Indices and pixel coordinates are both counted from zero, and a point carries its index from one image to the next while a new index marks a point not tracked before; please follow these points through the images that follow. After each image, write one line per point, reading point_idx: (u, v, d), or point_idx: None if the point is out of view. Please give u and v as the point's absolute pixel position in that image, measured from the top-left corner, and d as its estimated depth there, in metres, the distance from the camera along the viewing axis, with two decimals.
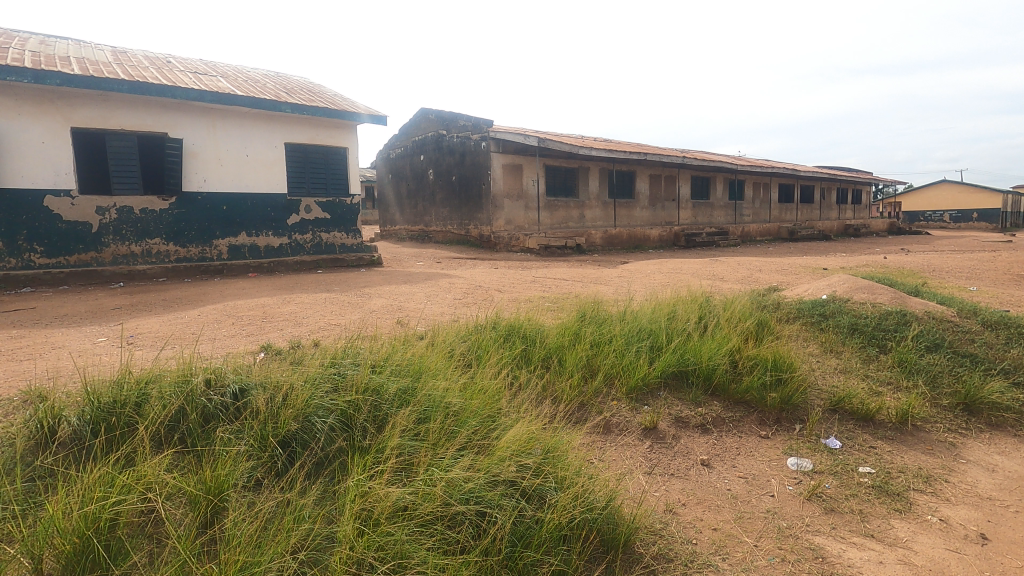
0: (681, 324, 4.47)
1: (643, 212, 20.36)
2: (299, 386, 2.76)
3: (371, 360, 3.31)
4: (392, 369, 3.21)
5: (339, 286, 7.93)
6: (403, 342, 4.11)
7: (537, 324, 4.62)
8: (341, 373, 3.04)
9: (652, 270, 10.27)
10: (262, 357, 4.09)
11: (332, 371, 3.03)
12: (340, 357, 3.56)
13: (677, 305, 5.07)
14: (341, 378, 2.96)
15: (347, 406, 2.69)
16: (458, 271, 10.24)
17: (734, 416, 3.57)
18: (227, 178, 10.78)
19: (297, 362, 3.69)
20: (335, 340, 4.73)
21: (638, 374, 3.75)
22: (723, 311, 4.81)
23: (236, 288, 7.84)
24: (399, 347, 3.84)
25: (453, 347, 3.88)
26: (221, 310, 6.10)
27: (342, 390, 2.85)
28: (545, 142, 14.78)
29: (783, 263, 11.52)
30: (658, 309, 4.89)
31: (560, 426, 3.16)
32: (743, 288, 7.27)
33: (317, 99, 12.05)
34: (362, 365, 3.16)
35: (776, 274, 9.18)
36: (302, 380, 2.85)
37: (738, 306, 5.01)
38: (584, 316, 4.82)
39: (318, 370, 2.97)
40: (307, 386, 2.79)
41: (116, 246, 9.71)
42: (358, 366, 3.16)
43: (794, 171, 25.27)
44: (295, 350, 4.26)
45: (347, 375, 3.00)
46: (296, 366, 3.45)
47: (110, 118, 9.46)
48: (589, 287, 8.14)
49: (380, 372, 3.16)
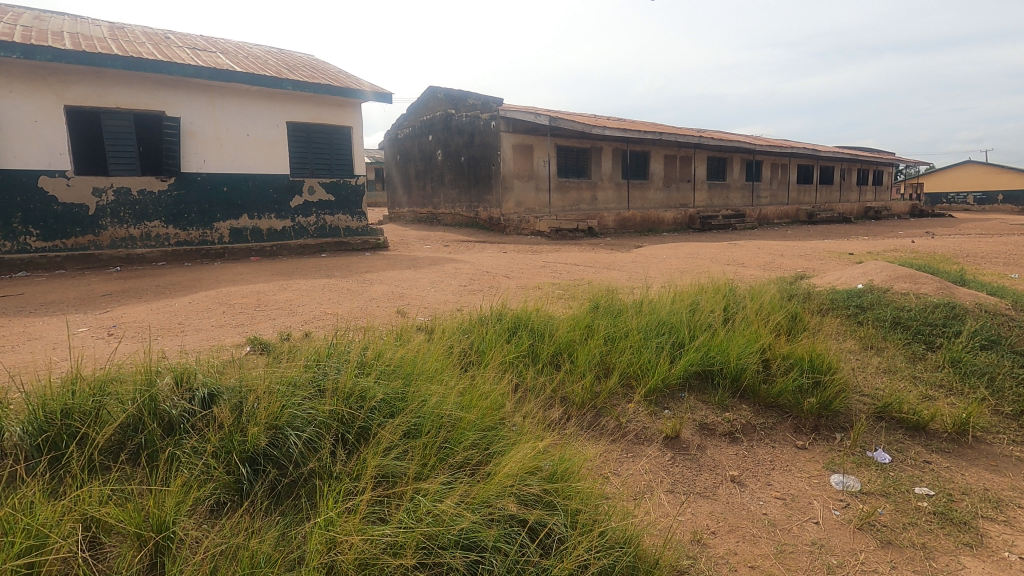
0: (705, 316, 4.09)
1: (656, 194, 19.77)
2: (275, 391, 2.43)
3: (363, 358, 2.98)
4: (386, 367, 2.89)
5: (340, 271, 7.60)
6: (402, 337, 3.79)
7: (546, 316, 4.26)
8: (325, 374, 2.70)
9: (668, 254, 9.81)
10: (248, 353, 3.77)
11: (315, 369, 2.71)
12: (328, 353, 3.22)
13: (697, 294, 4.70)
14: (325, 377, 2.65)
15: (328, 416, 2.36)
16: (465, 256, 9.86)
17: (766, 423, 3.20)
18: (228, 158, 10.44)
19: (282, 358, 3.37)
20: (327, 333, 4.39)
21: (658, 374, 3.38)
22: (748, 302, 4.44)
23: (232, 273, 7.53)
24: (397, 343, 3.53)
25: (453, 344, 3.55)
26: (213, 297, 5.78)
27: (324, 395, 2.52)
28: (557, 121, 14.25)
29: (805, 248, 10.96)
30: (677, 300, 4.52)
31: (570, 438, 2.83)
32: (766, 275, 6.83)
33: (320, 76, 11.62)
34: (352, 363, 2.84)
35: (800, 260, 8.69)
36: (279, 382, 2.53)
37: (764, 296, 4.62)
38: (596, 308, 4.47)
39: (298, 370, 2.64)
40: (284, 390, 2.47)
41: (114, 229, 9.44)
42: (346, 364, 2.83)
43: (813, 151, 24.43)
44: (283, 345, 3.93)
45: (331, 376, 2.67)
46: (278, 364, 3.13)
47: (105, 96, 9.14)
48: (601, 274, 7.72)
49: (371, 372, 2.83)
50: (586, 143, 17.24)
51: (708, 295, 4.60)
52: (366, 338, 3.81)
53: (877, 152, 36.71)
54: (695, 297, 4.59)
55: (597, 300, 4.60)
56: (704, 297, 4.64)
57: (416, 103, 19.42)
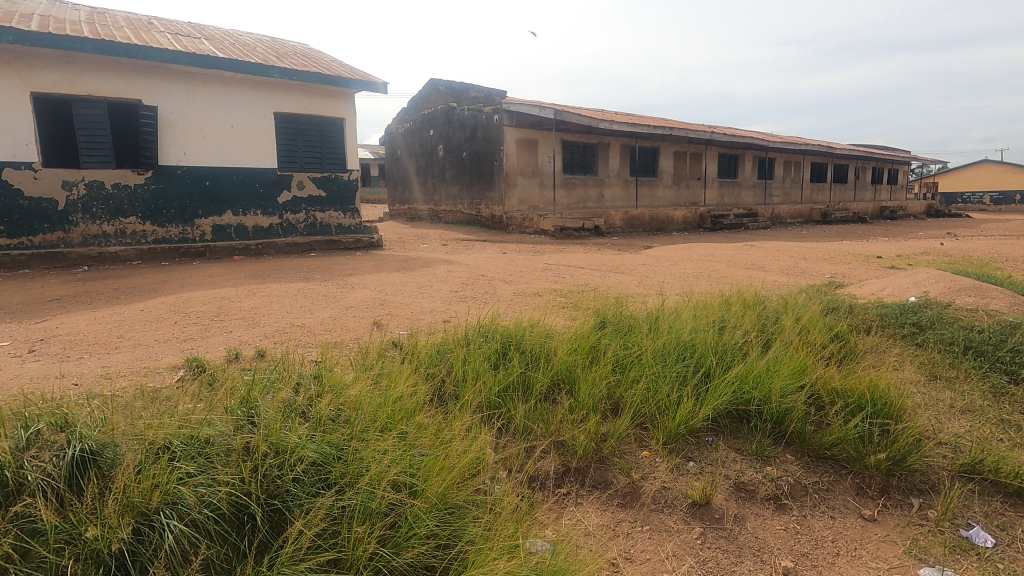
0: (735, 335, 3.39)
1: (666, 191, 19.01)
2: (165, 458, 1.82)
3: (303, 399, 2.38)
4: (329, 407, 2.27)
5: (321, 274, 6.92)
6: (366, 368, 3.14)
7: (543, 336, 3.58)
8: (243, 423, 2.09)
9: (681, 256, 9.08)
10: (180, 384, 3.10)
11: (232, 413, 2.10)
12: (263, 389, 2.60)
13: (717, 306, 4.03)
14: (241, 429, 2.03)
15: (235, 495, 1.78)
16: (462, 256, 9.17)
17: (821, 483, 2.48)
18: (210, 150, 9.79)
19: (212, 392, 2.73)
20: (284, 353, 3.71)
21: (681, 416, 2.69)
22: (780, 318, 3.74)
23: (203, 275, 6.86)
24: (357, 375, 2.90)
25: (419, 382, 2.91)
26: (170, 305, 5.11)
27: (236, 456, 1.90)
28: (563, 114, 13.53)
29: (828, 250, 10.20)
30: (696, 312, 3.84)
31: (561, 519, 2.26)
32: (794, 282, 6.11)
33: (310, 64, 10.94)
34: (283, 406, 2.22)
35: (826, 264, 7.96)
36: (178, 437, 1.91)
37: (798, 310, 3.93)
38: (600, 324, 3.81)
39: (206, 419, 2.01)
40: (181, 453, 1.87)
41: (86, 225, 8.82)
42: (277, 406, 2.22)
43: (828, 148, 23.61)
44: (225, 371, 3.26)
45: (252, 426, 2.06)
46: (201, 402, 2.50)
47: (76, 83, 8.51)
48: (608, 278, 7.01)
49: (309, 418, 2.22)
50: (593, 138, 16.51)
51: (732, 309, 3.91)
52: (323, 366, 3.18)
53: (892, 151, 35.76)
54: (717, 310, 3.90)
55: (601, 314, 3.94)
56: (726, 310, 3.96)
57: (416, 97, 18.72)
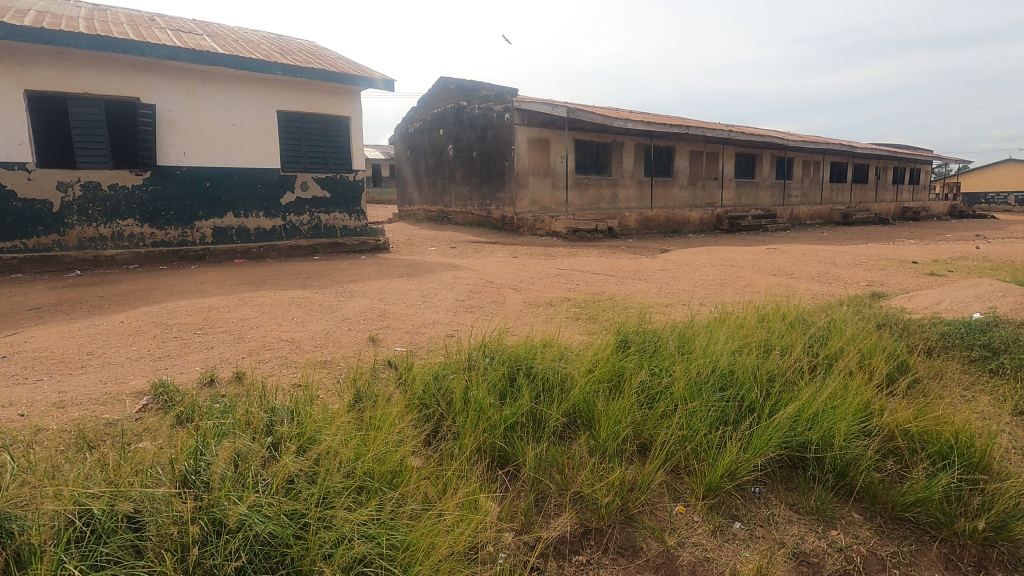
0: (779, 359, 2.94)
1: (682, 192, 18.46)
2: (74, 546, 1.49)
3: (266, 446, 2.01)
4: (295, 461, 1.88)
5: (320, 280, 6.52)
6: (354, 405, 2.73)
7: (556, 360, 3.15)
8: (183, 483, 1.71)
9: (702, 261, 8.59)
10: (143, 420, 2.70)
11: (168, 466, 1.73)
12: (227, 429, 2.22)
13: (751, 322, 3.57)
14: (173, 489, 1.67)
15: None
16: (470, 261, 8.75)
17: (902, 555, 2.02)
18: (211, 150, 9.47)
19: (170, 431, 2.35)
20: (264, 378, 3.30)
21: (725, 464, 2.24)
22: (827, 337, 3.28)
23: (196, 281, 6.50)
24: (341, 412, 2.50)
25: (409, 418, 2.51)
26: (153, 316, 4.74)
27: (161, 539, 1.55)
28: (576, 112, 13.07)
29: (858, 255, 9.65)
30: (729, 330, 3.38)
31: None
32: (829, 293, 5.61)
33: (315, 61, 10.56)
34: (235, 457, 1.84)
35: (859, 271, 7.43)
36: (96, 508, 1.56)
37: (845, 327, 3.46)
38: (620, 344, 3.38)
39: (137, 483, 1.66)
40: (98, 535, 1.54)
41: (82, 228, 8.53)
42: (230, 456, 1.84)
43: (850, 147, 22.88)
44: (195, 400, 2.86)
45: (192, 487, 1.69)
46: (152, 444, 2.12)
47: (72, 81, 8.22)
48: (625, 286, 6.55)
49: (268, 472, 1.84)
50: (606, 137, 16.03)
51: (770, 326, 3.46)
52: (305, 399, 2.78)
53: (914, 150, 34.84)
54: (752, 327, 3.45)
55: (621, 332, 3.50)
56: (762, 327, 3.50)
57: (426, 95, 18.34)
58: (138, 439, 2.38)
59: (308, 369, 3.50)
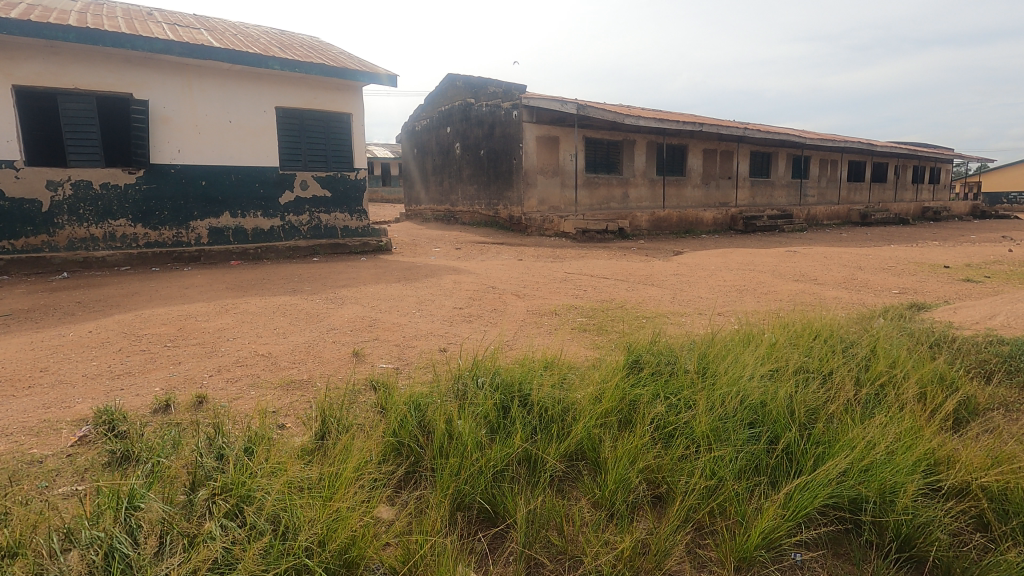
0: (815, 389, 2.53)
1: (695, 191, 17.94)
2: None
3: (191, 509, 1.78)
4: (218, 540, 1.64)
5: (311, 285, 6.14)
6: (320, 443, 2.36)
7: (557, 385, 2.76)
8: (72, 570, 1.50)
9: (718, 265, 8.12)
10: (72, 461, 2.30)
11: (52, 539, 1.58)
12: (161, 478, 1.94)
13: (778, 338, 3.17)
14: (52, 568, 1.51)
15: None
16: (474, 264, 8.34)
17: None
18: (207, 148, 9.14)
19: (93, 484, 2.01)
20: (226, 405, 2.91)
21: (765, 528, 1.81)
22: (868, 359, 2.87)
23: (182, 285, 6.14)
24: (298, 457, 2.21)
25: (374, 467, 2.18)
26: (123, 326, 4.37)
27: None
28: (587, 109, 12.62)
29: (884, 258, 9.12)
30: (754, 350, 2.98)
31: None
32: (861, 304, 5.13)
33: (315, 56, 10.19)
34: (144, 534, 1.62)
35: (888, 277, 6.94)
36: None
37: (889, 347, 3.03)
38: (630, 366, 2.99)
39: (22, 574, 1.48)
40: None
41: (72, 228, 8.24)
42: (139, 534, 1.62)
43: (869, 145, 22.20)
44: (140, 433, 2.47)
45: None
46: (71, 502, 1.89)
47: (62, 76, 7.93)
48: (637, 293, 6.11)
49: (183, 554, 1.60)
50: (618, 135, 15.56)
51: (801, 345, 3.05)
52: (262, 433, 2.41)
53: (934, 147, 33.93)
54: (780, 346, 3.04)
55: (631, 351, 3.10)
56: (792, 346, 3.09)
57: (433, 92, 17.95)
58: (60, 492, 2.05)
59: (280, 394, 3.11)
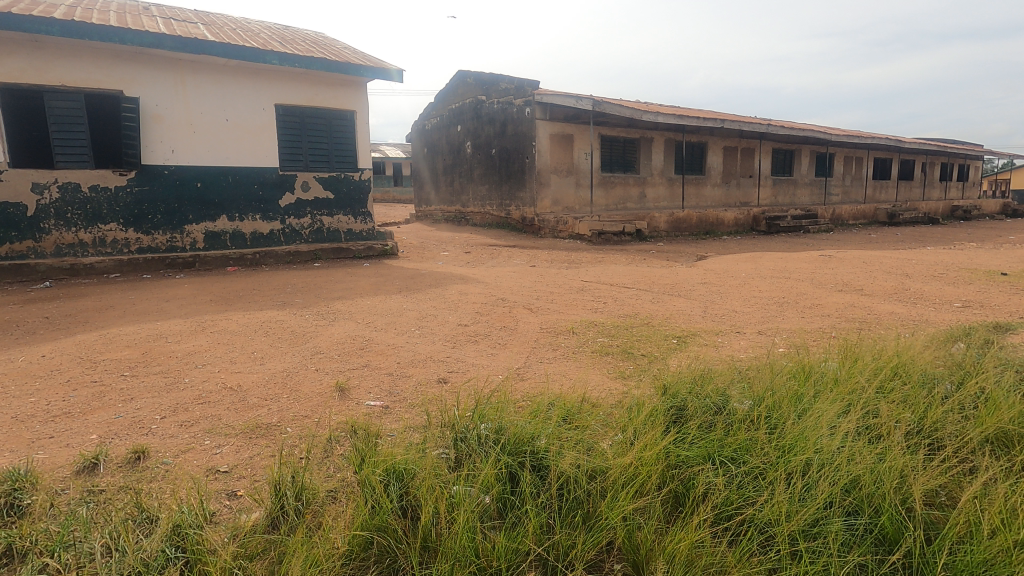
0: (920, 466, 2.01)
1: (714, 191, 17.20)
2: None
3: None
4: None
5: (304, 297, 5.58)
6: (271, 544, 1.89)
7: (587, 443, 2.23)
8: None
9: (749, 272, 7.45)
10: None
11: None
12: None
13: (856, 377, 2.63)
14: None
15: None
16: (482, 271, 7.76)
17: None
18: (202, 148, 8.66)
19: None
20: (167, 464, 2.35)
21: None
22: (976, 415, 2.37)
23: (164, 297, 5.62)
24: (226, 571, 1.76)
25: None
26: (81, 350, 3.83)
27: None
28: (603, 106, 11.98)
29: (928, 264, 8.40)
30: (827, 397, 2.45)
31: None
32: (925, 323, 4.47)
33: (316, 50, 9.67)
34: None
35: (943, 287, 6.23)
36: None
37: (1000, 393, 2.50)
38: (668, 412, 2.45)
39: None
40: None
41: (59, 234, 7.80)
42: None
43: (897, 142, 21.25)
44: (35, 524, 1.89)
45: None
46: None
47: (47, 72, 7.46)
48: (663, 306, 5.48)
49: None
50: (635, 133, 14.89)
51: (885, 390, 2.53)
52: (187, 521, 1.89)
53: (962, 143, 32.75)
54: (858, 393, 2.51)
55: (667, 389, 2.56)
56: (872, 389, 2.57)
57: (444, 90, 17.38)
58: None
59: (237, 447, 2.52)
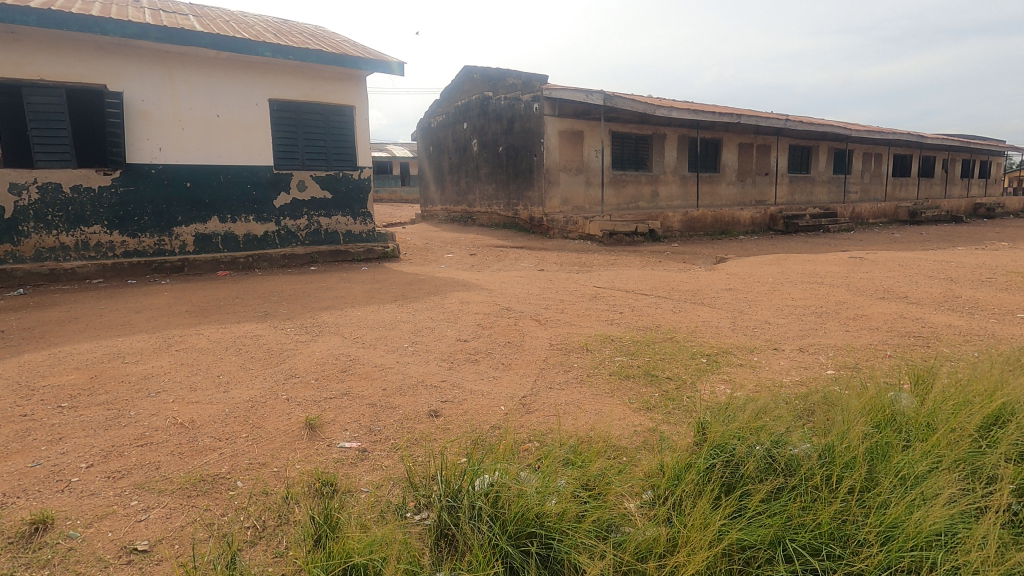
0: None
1: (730, 189, 16.55)
2: None
3: None
4: None
5: (289, 308, 5.07)
6: None
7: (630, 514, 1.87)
8: None
9: (776, 277, 6.83)
10: None
11: None
12: None
13: (962, 427, 2.24)
14: None
15: None
16: (487, 275, 7.20)
17: None
18: (192, 145, 8.19)
19: None
20: (73, 543, 1.82)
21: None
22: None
23: (138, 306, 5.13)
24: None
25: None
26: (21, 374, 3.32)
27: None
28: (615, 100, 11.40)
29: (971, 267, 7.71)
30: (923, 461, 2.08)
31: None
32: (993, 340, 3.86)
33: (312, 42, 9.17)
34: None
35: (997, 294, 5.59)
36: None
37: None
38: (717, 470, 2.04)
39: None
40: None
41: (39, 237, 7.35)
42: None
43: (919, 137, 20.45)
44: None
45: None
46: None
47: (26, 66, 7.00)
48: (687, 317, 4.91)
49: None
50: (647, 129, 14.29)
51: (1000, 445, 2.16)
52: None
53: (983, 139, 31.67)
54: (971, 455, 2.15)
55: (714, 434, 2.13)
56: (971, 444, 2.22)
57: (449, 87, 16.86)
58: None
59: (167, 514, 1.99)
